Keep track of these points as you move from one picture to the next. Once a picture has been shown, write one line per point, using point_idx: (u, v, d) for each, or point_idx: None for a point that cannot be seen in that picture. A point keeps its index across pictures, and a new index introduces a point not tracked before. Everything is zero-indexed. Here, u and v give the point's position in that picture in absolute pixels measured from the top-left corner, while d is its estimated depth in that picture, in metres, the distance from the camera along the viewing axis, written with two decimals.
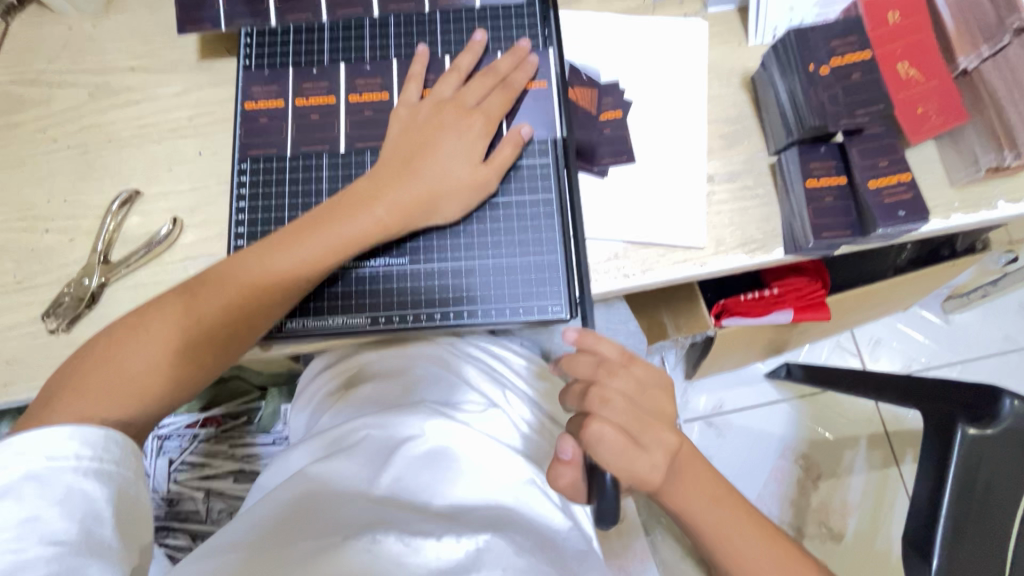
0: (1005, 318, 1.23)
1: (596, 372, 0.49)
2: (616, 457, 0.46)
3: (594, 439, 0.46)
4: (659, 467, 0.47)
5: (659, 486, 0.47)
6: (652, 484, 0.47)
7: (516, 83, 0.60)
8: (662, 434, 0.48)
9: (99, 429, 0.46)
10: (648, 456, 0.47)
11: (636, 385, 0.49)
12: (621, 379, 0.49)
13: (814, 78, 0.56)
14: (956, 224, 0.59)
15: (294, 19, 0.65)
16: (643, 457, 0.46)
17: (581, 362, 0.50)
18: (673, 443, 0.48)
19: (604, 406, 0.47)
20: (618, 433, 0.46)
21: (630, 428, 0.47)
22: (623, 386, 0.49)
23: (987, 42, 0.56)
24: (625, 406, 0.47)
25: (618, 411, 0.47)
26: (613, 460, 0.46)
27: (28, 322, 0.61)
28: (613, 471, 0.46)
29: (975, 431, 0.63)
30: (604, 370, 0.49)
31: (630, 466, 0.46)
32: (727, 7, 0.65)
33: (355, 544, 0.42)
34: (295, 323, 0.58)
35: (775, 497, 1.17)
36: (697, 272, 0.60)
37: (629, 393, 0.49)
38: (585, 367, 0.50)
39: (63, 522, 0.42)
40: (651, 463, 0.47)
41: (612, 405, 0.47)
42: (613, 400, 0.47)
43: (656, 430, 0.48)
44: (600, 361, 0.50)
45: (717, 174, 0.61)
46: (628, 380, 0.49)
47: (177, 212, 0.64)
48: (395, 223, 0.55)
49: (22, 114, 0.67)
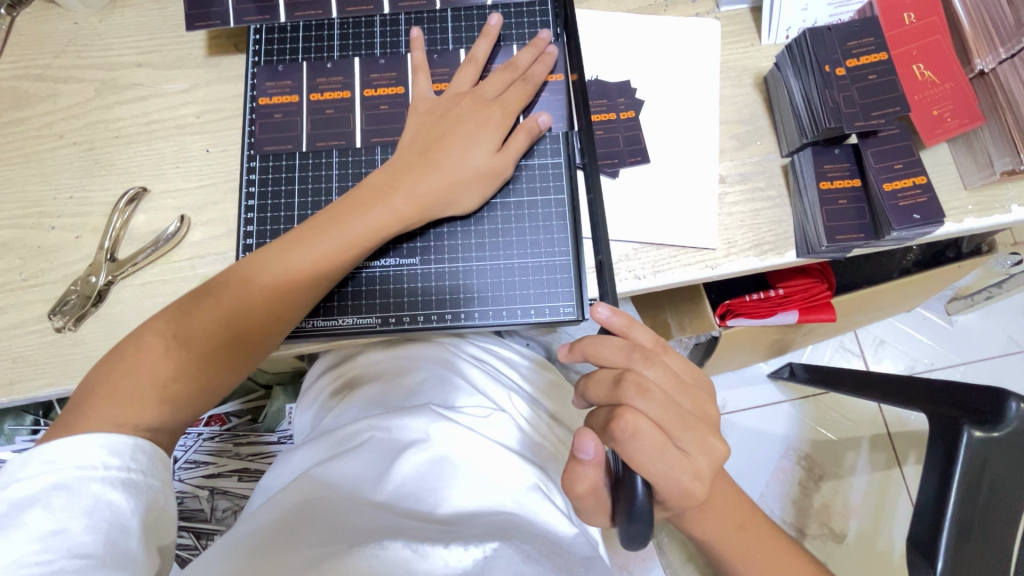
0: (1009, 320, 1.23)
1: (630, 359, 0.48)
2: (654, 457, 0.43)
3: (628, 430, 0.43)
4: (698, 472, 0.45)
5: (697, 495, 0.45)
6: (689, 490, 0.45)
7: (535, 77, 0.59)
8: (702, 438, 0.46)
9: (128, 438, 0.46)
10: (687, 459, 0.45)
11: (672, 378, 0.47)
12: (656, 369, 0.47)
13: (830, 79, 0.56)
14: (968, 227, 0.59)
15: (303, 16, 0.65)
16: (682, 459, 0.44)
17: (611, 346, 0.48)
18: (716, 450, 0.46)
19: (643, 395, 0.45)
20: (656, 430, 0.44)
21: (669, 426, 0.45)
22: (659, 377, 0.47)
23: (1004, 44, 0.56)
24: (663, 400, 0.45)
25: (657, 405, 0.45)
26: (650, 459, 0.43)
27: (34, 320, 0.61)
28: (649, 468, 0.43)
29: (981, 434, 0.63)
30: (640, 357, 0.47)
31: (670, 469, 0.44)
32: (740, 6, 0.65)
33: (363, 551, 0.42)
34: (305, 324, 0.57)
35: (778, 496, 1.18)
36: (709, 274, 0.59)
37: (664, 386, 0.47)
38: (617, 353, 0.48)
39: (90, 534, 0.42)
40: (691, 466, 0.44)
41: (652, 396, 0.45)
42: (652, 390, 0.45)
43: (698, 431, 0.46)
44: (634, 348, 0.48)
45: (730, 175, 0.61)
46: (663, 372, 0.47)
47: (184, 210, 0.64)
48: (411, 214, 0.55)
49: (27, 110, 0.67)
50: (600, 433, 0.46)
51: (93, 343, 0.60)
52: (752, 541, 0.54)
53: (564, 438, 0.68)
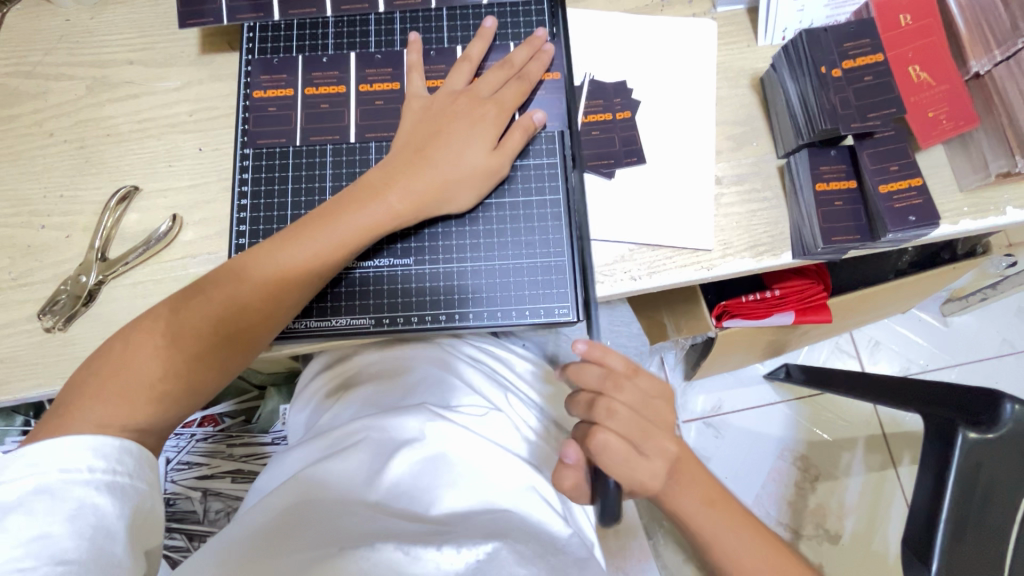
0: (1003, 322, 1.24)
1: (603, 386, 0.48)
2: (617, 466, 0.46)
3: (600, 448, 0.46)
4: (657, 475, 0.47)
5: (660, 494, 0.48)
6: (655, 489, 0.48)
7: (531, 75, 0.59)
8: (662, 444, 0.48)
9: (115, 440, 0.46)
10: (649, 464, 0.47)
11: (644, 397, 0.49)
12: (627, 391, 0.48)
13: (825, 80, 0.56)
14: (964, 229, 0.59)
15: (297, 13, 0.64)
16: (648, 465, 0.47)
17: (586, 372, 0.48)
18: (674, 453, 0.49)
19: (612, 415, 0.47)
20: (624, 444, 0.46)
21: (633, 437, 0.47)
22: (629, 397, 0.48)
23: (1000, 46, 0.56)
24: (630, 416, 0.47)
25: (623, 422, 0.47)
26: (614, 470, 0.46)
27: (23, 320, 0.60)
28: (620, 475, 0.46)
29: (975, 435, 0.63)
30: (612, 384, 0.48)
31: (633, 475, 0.46)
32: (737, 7, 0.65)
33: (355, 553, 0.42)
34: (298, 324, 0.57)
35: (773, 498, 1.18)
36: (705, 275, 0.59)
37: (635, 405, 0.48)
38: (590, 377, 0.48)
39: (73, 540, 0.42)
40: (651, 471, 0.47)
41: (619, 415, 0.47)
42: (619, 410, 0.47)
43: (660, 437, 0.48)
44: (607, 376, 0.48)
45: (725, 176, 0.61)
46: (636, 393, 0.48)
47: (176, 209, 0.63)
48: (408, 211, 0.55)
49: (18, 107, 0.66)
50: (577, 443, 0.49)
51: (83, 344, 0.59)
52: (742, 541, 0.54)
53: (560, 437, 0.68)
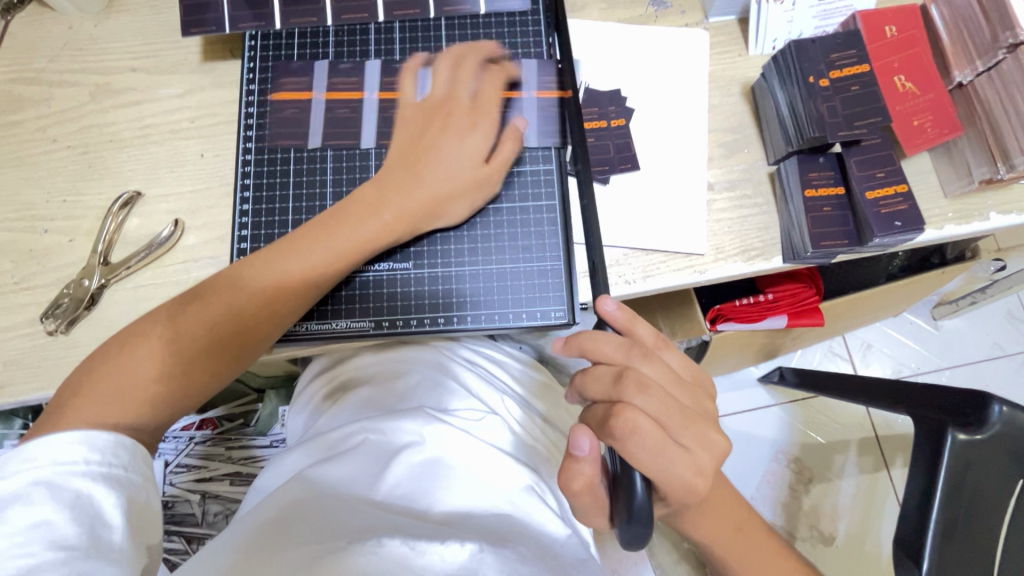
0: (993, 325, 1.26)
1: (629, 356, 0.48)
2: (655, 452, 0.44)
3: (629, 427, 0.44)
4: (701, 469, 0.46)
5: (699, 491, 0.46)
6: (693, 486, 0.46)
7: (511, 78, 0.61)
8: (703, 434, 0.47)
9: (108, 433, 0.47)
10: (688, 455, 0.46)
11: (669, 375, 0.49)
12: (655, 366, 0.48)
13: (813, 89, 0.57)
14: (950, 234, 0.60)
15: (299, 23, 0.65)
16: (683, 455, 0.45)
17: (610, 342, 0.49)
18: (718, 448, 0.47)
19: (643, 392, 0.46)
20: (655, 425, 0.45)
21: (668, 422, 0.46)
22: (657, 373, 0.48)
23: (981, 57, 0.58)
24: (664, 396, 0.46)
25: (655, 401, 0.46)
26: (649, 454, 0.44)
27: (26, 323, 0.61)
28: (648, 464, 0.44)
29: (964, 436, 0.64)
30: (639, 354, 0.48)
31: (672, 464, 0.45)
32: (728, 18, 0.66)
33: (359, 548, 0.42)
34: (300, 327, 0.58)
35: (768, 500, 1.19)
36: (698, 279, 0.60)
37: (663, 382, 0.48)
38: (616, 349, 0.49)
39: (72, 527, 0.42)
40: (692, 462, 0.46)
41: (651, 392, 0.46)
42: (653, 386, 0.46)
43: (698, 426, 0.47)
44: (632, 344, 0.49)
45: (718, 182, 0.62)
46: (661, 369, 0.49)
47: (178, 214, 0.64)
48: (401, 228, 0.56)
49: (21, 113, 0.67)
50: (597, 429, 0.47)
51: (85, 346, 0.60)
52: (747, 543, 0.55)
53: (557, 440, 0.69)
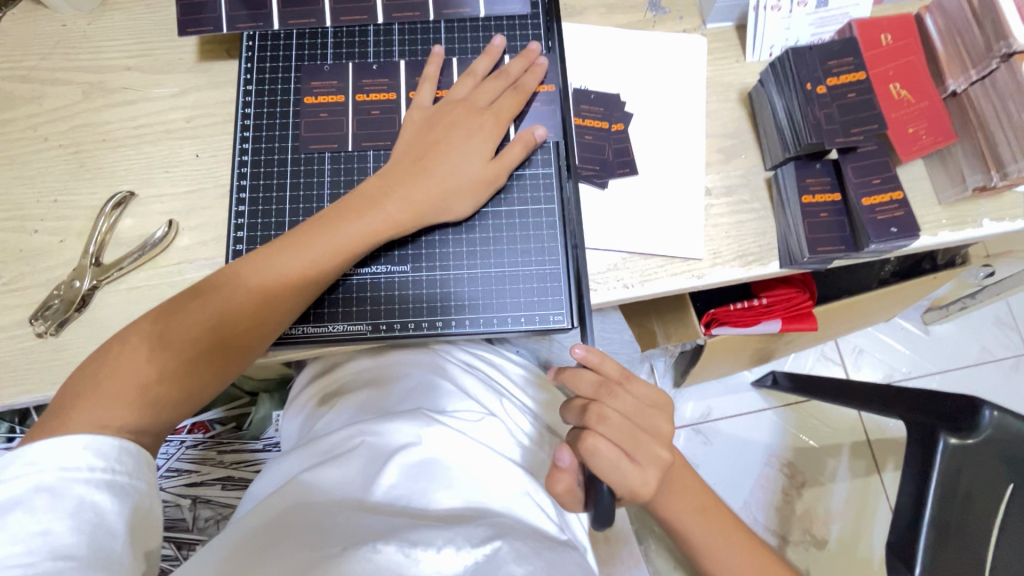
0: (982, 331, 1.27)
1: (600, 392, 0.49)
2: (608, 472, 0.46)
3: (589, 451, 0.46)
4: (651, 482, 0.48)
5: (647, 501, 0.48)
6: (640, 493, 0.48)
7: (527, 86, 0.60)
8: (655, 453, 0.48)
9: (114, 439, 0.46)
10: (641, 470, 0.47)
11: (633, 404, 0.49)
12: (623, 400, 0.49)
13: (811, 96, 0.58)
14: (943, 240, 0.61)
15: (297, 24, 0.65)
16: (636, 472, 0.47)
17: (585, 379, 0.50)
18: (667, 462, 0.49)
19: (604, 422, 0.48)
20: (616, 450, 0.47)
21: (625, 445, 0.47)
22: (626, 408, 0.49)
23: (975, 67, 0.58)
24: (622, 423, 0.48)
25: (618, 431, 0.48)
26: (608, 475, 0.46)
27: (14, 325, 0.60)
28: (609, 480, 0.46)
29: (956, 441, 0.65)
30: (606, 390, 0.49)
31: (625, 481, 0.47)
32: (726, 24, 0.67)
33: (356, 554, 0.42)
34: (296, 330, 0.57)
35: (760, 503, 1.19)
36: (695, 284, 0.61)
37: (630, 414, 0.49)
38: (589, 386, 0.49)
39: (74, 536, 0.42)
40: (643, 480, 0.47)
41: (612, 422, 0.48)
42: (614, 417, 0.48)
43: (654, 447, 0.48)
44: (606, 380, 0.49)
45: (715, 188, 0.63)
46: (626, 400, 0.49)
47: (172, 215, 0.63)
48: (405, 217, 0.55)
49: (12, 112, 0.66)
50: (568, 451, 0.50)
51: (75, 348, 0.59)
52: (717, 531, 0.55)
53: (555, 444, 0.69)
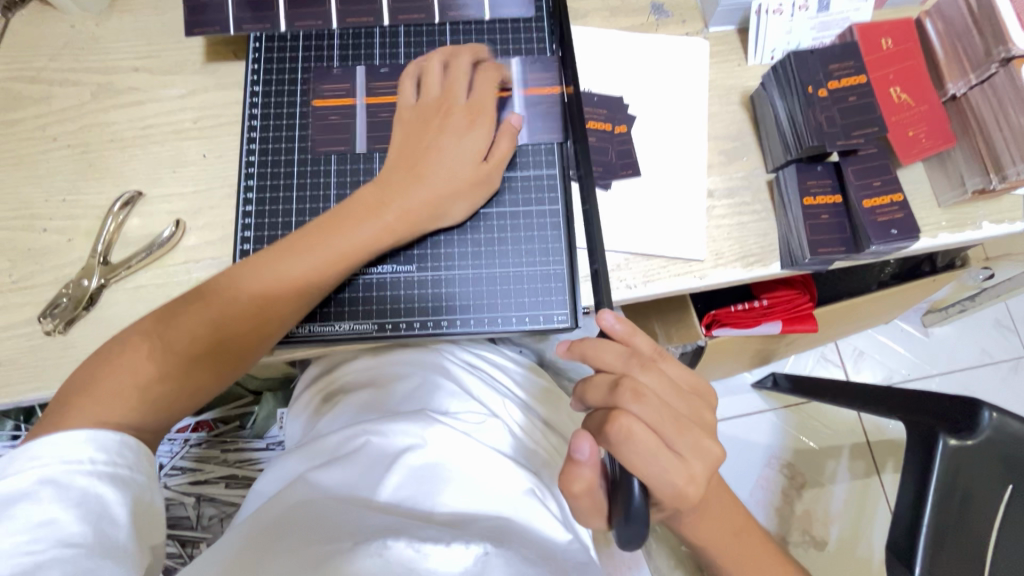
0: (982, 333, 1.28)
1: (628, 365, 0.49)
2: (648, 460, 0.45)
3: (624, 433, 0.45)
4: (695, 478, 0.46)
5: (692, 498, 0.46)
6: (683, 492, 0.46)
7: (506, 78, 0.61)
8: (699, 443, 0.47)
9: (115, 434, 0.47)
10: (682, 462, 0.46)
11: (667, 383, 0.49)
12: (653, 376, 0.49)
13: (813, 100, 0.58)
14: (943, 242, 0.62)
15: (304, 26, 0.66)
16: (677, 463, 0.46)
17: (610, 351, 0.50)
18: (714, 455, 0.47)
19: (638, 400, 0.47)
20: (650, 433, 0.46)
21: (663, 429, 0.46)
22: (655, 383, 0.49)
23: (975, 71, 0.59)
24: (658, 405, 0.47)
25: (650, 410, 0.47)
26: (640, 461, 0.45)
27: (22, 323, 0.60)
28: (642, 470, 0.45)
29: (955, 442, 0.65)
30: (637, 363, 0.49)
31: (664, 472, 0.45)
32: (728, 28, 0.67)
33: (365, 550, 0.43)
34: (303, 329, 0.58)
35: (761, 505, 1.20)
36: (697, 285, 0.61)
37: (661, 391, 0.48)
38: (615, 358, 0.50)
39: (79, 525, 0.42)
40: (686, 471, 0.46)
41: (646, 400, 0.47)
42: (647, 395, 0.47)
43: (692, 434, 0.47)
44: (632, 354, 0.50)
45: (717, 189, 0.63)
46: (659, 377, 0.49)
47: (180, 214, 0.64)
48: (403, 220, 0.56)
49: (21, 112, 0.67)
50: (596, 434, 0.48)
51: (83, 347, 0.60)
52: (742, 544, 0.56)
53: (557, 444, 0.70)
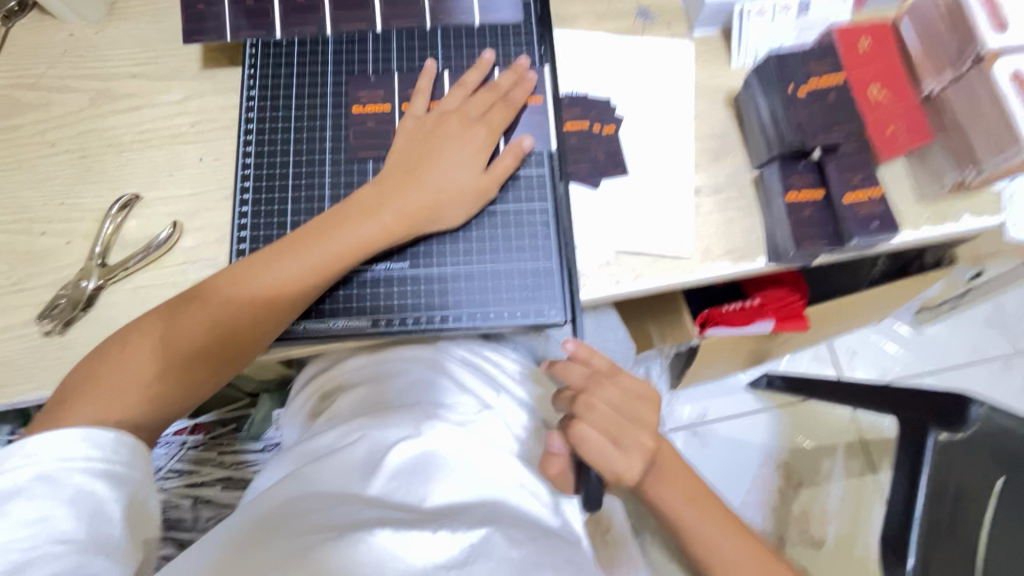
0: (973, 331, 1.29)
1: (586, 381, 0.58)
2: (597, 454, 0.56)
3: (579, 439, 0.56)
4: (635, 467, 0.57)
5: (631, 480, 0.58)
6: (626, 475, 0.57)
7: (516, 99, 0.63)
8: (638, 438, 0.58)
9: (109, 431, 0.48)
10: (624, 453, 0.57)
11: (619, 394, 0.59)
12: (607, 389, 0.58)
13: (793, 98, 0.60)
14: (924, 235, 0.63)
15: (298, 32, 0.67)
16: (620, 456, 0.57)
17: (574, 370, 0.58)
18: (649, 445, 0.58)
19: (591, 410, 0.57)
20: (601, 436, 0.57)
21: (611, 432, 0.57)
22: (609, 395, 0.58)
23: (949, 68, 0.60)
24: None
25: (602, 417, 0.57)
26: (593, 455, 0.56)
27: (21, 324, 0.61)
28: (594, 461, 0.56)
29: (946, 435, 0.67)
30: (594, 380, 0.58)
31: (611, 461, 0.56)
32: (712, 30, 0.69)
33: (355, 538, 0.44)
34: (298, 326, 0.59)
35: (757, 504, 1.20)
36: (686, 279, 0.62)
37: (613, 402, 0.58)
38: (578, 376, 0.59)
39: (73, 522, 0.43)
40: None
41: (597, 410, 0.57)
42: (598, 406, 0.58)
43: (634, 432, 0.58)
44: (591, 373, 0.59)
45: (704, 187, 0.65)
46: (612, 390, 0.59)
47: (176, 217, 0.65)
48: (399, 229, 0.57)
49: (21, 118, 0.68)
50: None
51: (80, 348, 0.60)
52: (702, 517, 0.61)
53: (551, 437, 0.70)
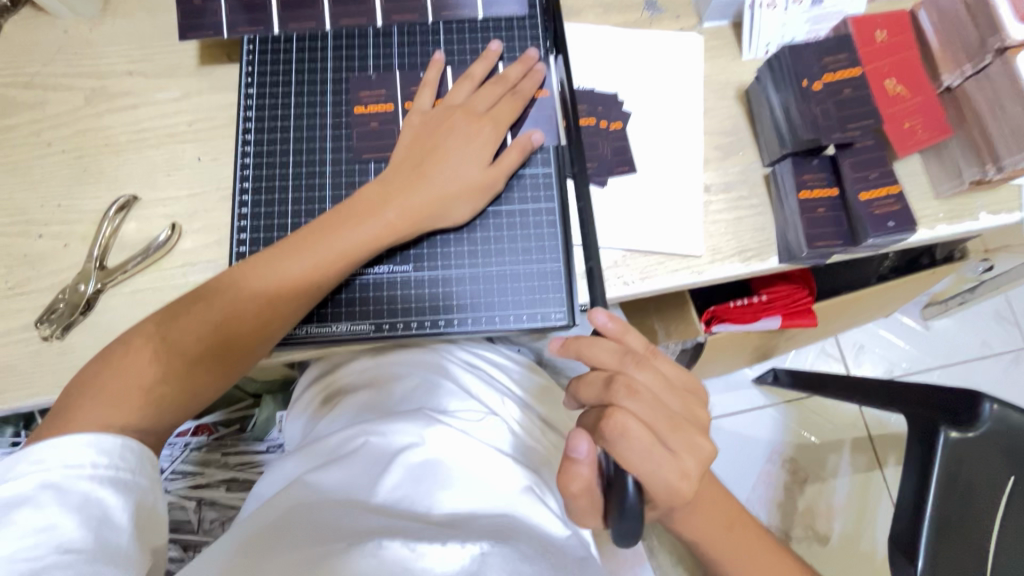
0: (982, 325, 1.28)
1: (622, 362, 0.49)
2: (642, 455, 0.45)
3: (619, 429, 0.45)
4: (688, 475, 0.46)
5: (685, 496, 0.46)
6: (678, 489, 0.46)
7: (525, 91, 0.61)
8: (690, 439, 0.47)
9: (116, 436, 0.46)
10: (674, 459, 0.46)
11: (662, 382, 0.49)
12: (647, 372, 0.49)
13: (807, 93, 0.59)
14: (940, 234, 0.62)
15: (297, 28, 0.66)
16: (670, 459, 0.46)
17: (605, 349, 0.50)
18: (704, 452, 0.48)
19: (633, 396, 0.47)
20: (646, 430, 0.46)
21: (657, 427, 0.46)
22: (650, 380, 0.49)
23: (970, 62, 0.59)
24: (652, 402, 0.47)
25: (645, 406, 0.47)
26: (638, 458, 0.45)
27: (20, 329, 0.60)
28: (636, 467, 0.45)
29: (957, 435, 0.65)
30: (631, 360, 0.49)
31: (658, 468, 0.45)
32: (722, 22, 0.67)
33: (361, 550, 0.43)
34: (300, 331, 0.58)
35: (763, 501, 1.19)
36: (695, 280, 0.61)
37: (655, 388, 0.48)
38: (609, 355, 0.50)
39: (80, 531, 0.42)
40: (679, 466, 0.46)
41: (641, 397, 0.47)
42: (642, 392, 0.47)
43: (685, 431, 0.47)
44: (626, 351, 0.50)
45: (714, 185, 0.63)
46: (654, 375, 0.49)
47: (175, 218, 0.64)
48: (404, 226, 0.56)
49: (16, 117, 0.67)
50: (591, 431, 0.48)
51: (80, 352, 0.59)
52: (739, 541, 0.55)
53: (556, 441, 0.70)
